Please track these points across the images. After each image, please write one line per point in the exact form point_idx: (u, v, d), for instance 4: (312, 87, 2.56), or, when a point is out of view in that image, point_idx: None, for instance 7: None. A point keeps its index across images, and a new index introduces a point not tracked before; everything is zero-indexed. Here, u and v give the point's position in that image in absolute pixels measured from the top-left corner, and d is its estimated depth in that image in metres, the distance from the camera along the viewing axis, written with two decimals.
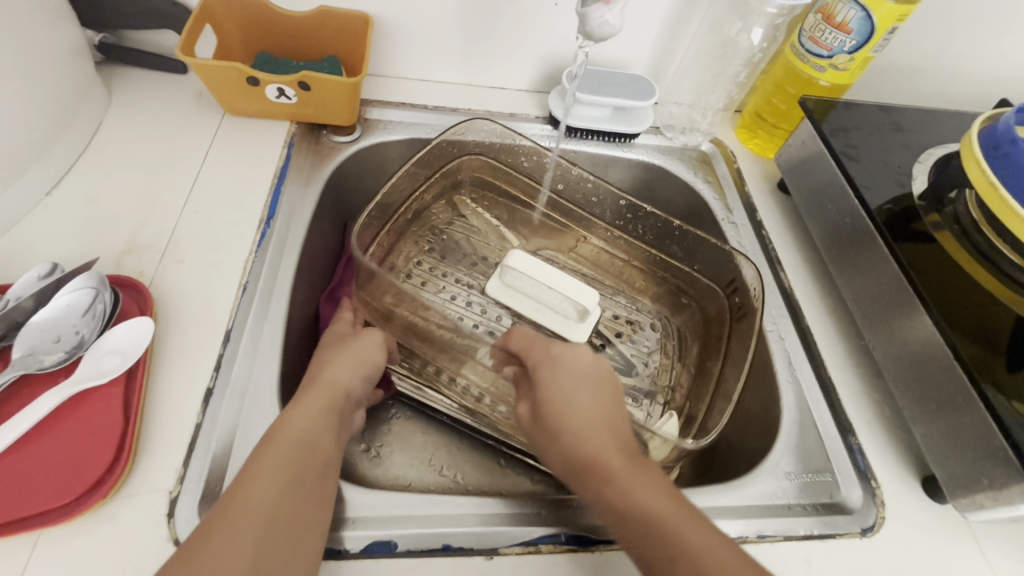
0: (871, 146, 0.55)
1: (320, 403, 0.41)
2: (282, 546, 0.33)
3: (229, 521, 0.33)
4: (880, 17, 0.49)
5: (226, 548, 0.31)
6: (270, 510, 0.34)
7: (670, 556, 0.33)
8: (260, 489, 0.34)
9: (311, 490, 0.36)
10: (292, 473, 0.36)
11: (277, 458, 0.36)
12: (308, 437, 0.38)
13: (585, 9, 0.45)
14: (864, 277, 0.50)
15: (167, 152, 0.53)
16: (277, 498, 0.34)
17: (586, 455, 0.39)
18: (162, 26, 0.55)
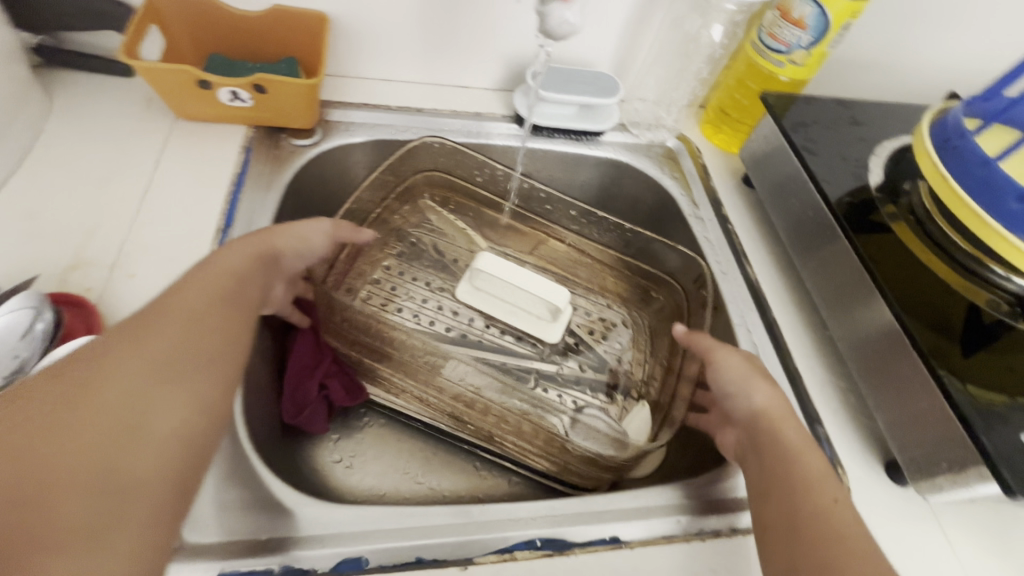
0: (830, 140, 0.57)
1: (251, 255, 0.40)
2: (199, 363, 0.33)
3: (155, 318, 0.33)
4: (834, 13, 0.50)
5: (147, 346, 0.32)
6: (194, 323, 0.34)
7: (828, 501, 0.35)
8: (189, 296, 0.35)
9: (239, 319, 0.37)
10: (222, 294, 0.36)
11: (211, 278, 0.37)
12: (242, 268, 0.39)
13: (544, 8, 0.44)
14: (826, 269, 0.51)
15: (114, 159, 0.50)
16: (204, 308, 0.35)
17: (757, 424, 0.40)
18: (104, 27, 0.52)
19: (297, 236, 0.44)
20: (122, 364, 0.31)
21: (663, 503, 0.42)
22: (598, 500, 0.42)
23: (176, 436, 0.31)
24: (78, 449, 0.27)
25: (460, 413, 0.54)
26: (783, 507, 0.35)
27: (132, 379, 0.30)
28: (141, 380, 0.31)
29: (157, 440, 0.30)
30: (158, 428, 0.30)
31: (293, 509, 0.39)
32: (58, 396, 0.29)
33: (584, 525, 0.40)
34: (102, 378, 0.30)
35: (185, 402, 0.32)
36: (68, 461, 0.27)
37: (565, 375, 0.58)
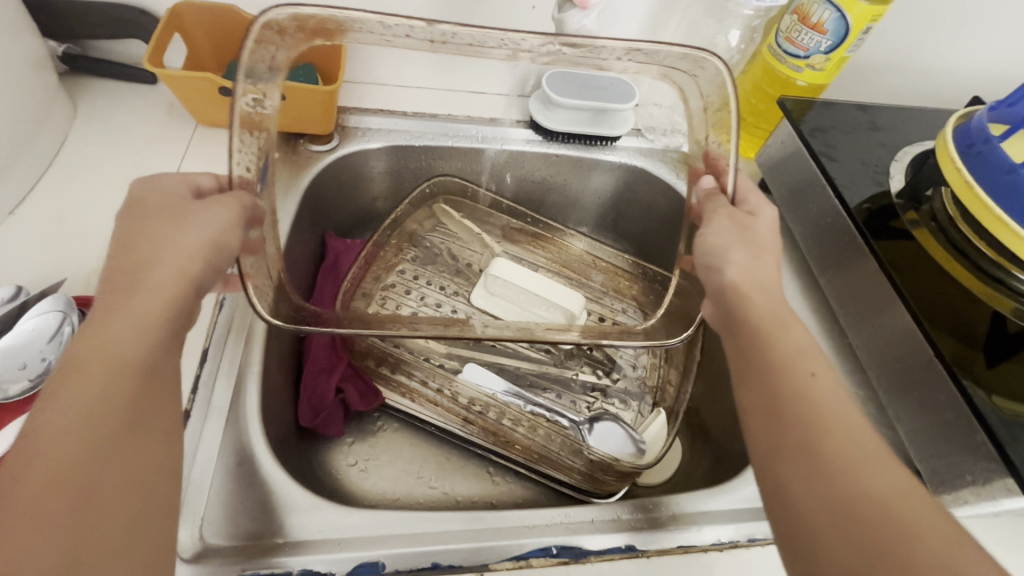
0: (849, 146, 0.56)
1: (161, 302, 0.32)
2: (121, 514, 0.27)
3: (37, 475, 0.26)
4: (854, 17, 0.49)
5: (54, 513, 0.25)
6: (98, 470, 0.27)
7: (810, 373, 0.33)
8: (75, 431, 0.27)
9: (161, 408, 0.31)
10: (128, 408, 0.29)
11: (102, 390, 0.29)
12: (147, 358, 0.31)
13: (562, 15, 0.45)
14: (844, 275, 0.51)
15: (137, 165, 0.51)
16: (109, 433, 0.28)
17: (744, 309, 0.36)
18: (129, 36, 0.53)
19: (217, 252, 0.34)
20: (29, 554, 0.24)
21: (678, 512, 0.42)
22: (613, 507, 0.42)
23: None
24: None
25: (475, 419, 0.54)
26: (763, 399, 0.33)
27: (49, 546, 0.24)
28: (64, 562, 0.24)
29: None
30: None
31: (310, 512, 0.40)
32: None
33: (598, 533, 0.40)
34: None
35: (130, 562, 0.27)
36: None
37: (578, 382, 0.58)
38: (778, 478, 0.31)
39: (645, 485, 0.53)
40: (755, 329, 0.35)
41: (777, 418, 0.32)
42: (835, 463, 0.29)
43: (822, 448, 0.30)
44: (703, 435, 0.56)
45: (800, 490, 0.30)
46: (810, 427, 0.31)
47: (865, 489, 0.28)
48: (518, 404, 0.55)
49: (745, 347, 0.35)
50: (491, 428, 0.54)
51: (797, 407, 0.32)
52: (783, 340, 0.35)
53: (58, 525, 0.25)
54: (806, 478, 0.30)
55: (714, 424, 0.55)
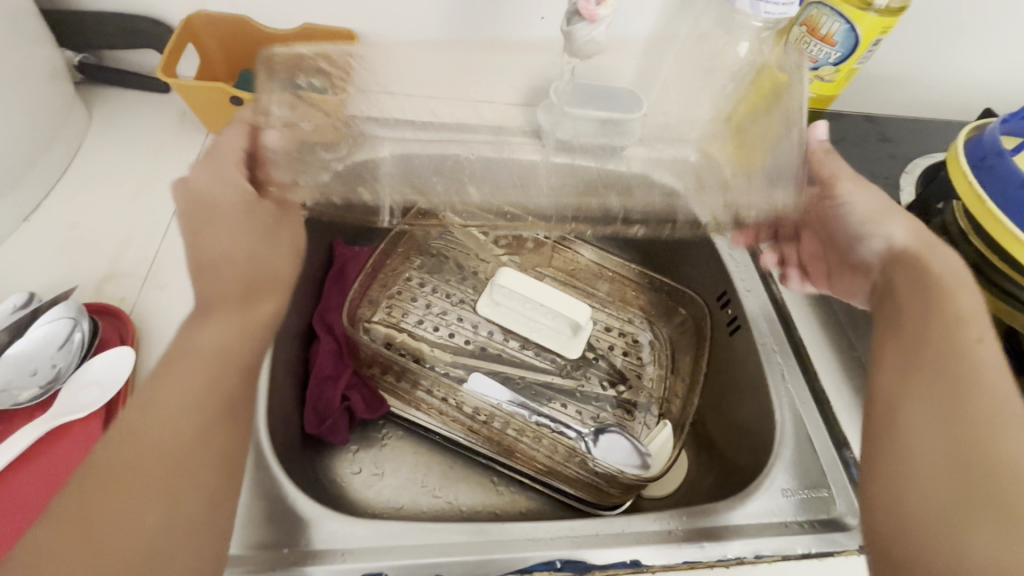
0: (858, 158, 0.56)
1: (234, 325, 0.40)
2: (203, 481, 0.34)
3: (156, 433, 0.34)
4: (863, 29, 0.50)
5: (123, 523, 0.30)
6: (190, 444, 0.34)
7: (975, 338, 0.36)
8: (168, 421, 0.34)
9: (229, 415, 0.37)
10: (211, 399, 0.36)
11: (188, 393, 0.36)
12: (225, 360, 0.38)
13: (570, 27, 0.44)
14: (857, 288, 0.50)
15: (149, 173, 0.52)
16: (187, 429, 0.34)
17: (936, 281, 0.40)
18: (143, 45, 0.54)
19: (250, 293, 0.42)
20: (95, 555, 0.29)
21: (685, 527, 0.41)
22: (616, 521, 0.42)
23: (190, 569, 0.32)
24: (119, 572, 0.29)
25: (480, 428, 0.54)
26: (913, 346, 0.37)
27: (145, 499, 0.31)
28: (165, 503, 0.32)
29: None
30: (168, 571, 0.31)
31: (314, 522, 0.40)
32: (90, 521, 0.30)
33: (603, 547, 0.40)
34: (109, 517, 0.30)
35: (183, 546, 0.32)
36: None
37: (584, 393, 0.58)
38: (903, 419, 0.34)
39: (651, 497, 0.53)
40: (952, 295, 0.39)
41: (934, 360, 0.35)
42: (961, 403, 0.33)
43: (964, 408, 0.33)
44: (710, 448, 0.55)
45: (915, 414, 0.34)
46: (949, 374, 0.34)
47: (990, 439, 0.31)
48: (523, 415, 0.55)
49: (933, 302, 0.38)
50: (495, 437, 0.54)
51: (948, 366, 0.35)
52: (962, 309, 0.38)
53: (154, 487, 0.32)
54: (932, 409, 0.33)
55: (721, 436, 0.54)
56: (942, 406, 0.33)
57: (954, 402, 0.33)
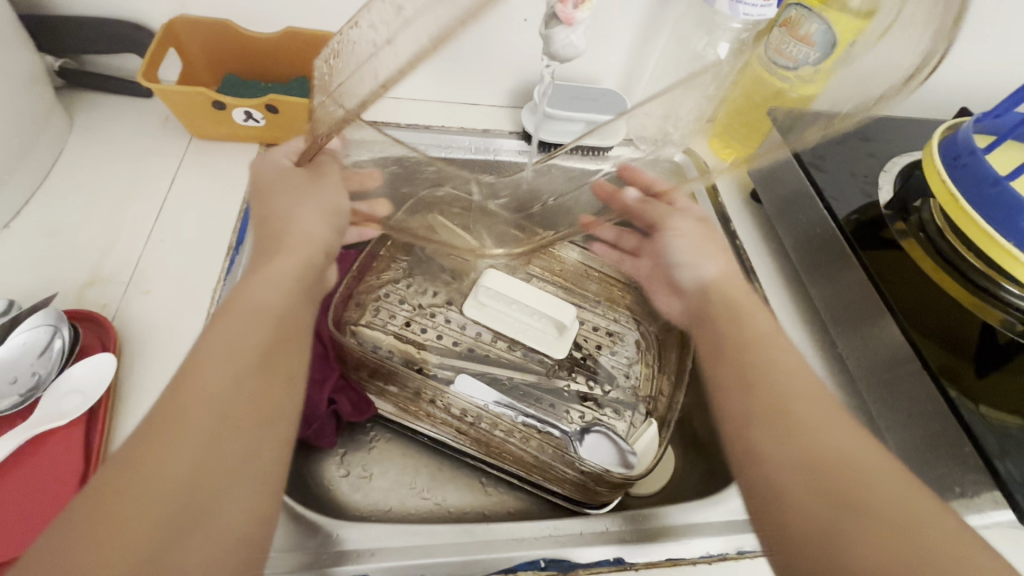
0: (839, 157, 0.56)
1: (294, 272, 0.39)
2: (241, 438, 0.32)
3: (204, 385, 0.32)
4: (839, 30, 0.50)
5: (163, 475, 0.28)
6: (234, 395, 0.32)
7: (756, 351, 0.40)
8: (213, 375, 0.33)
9: (278, 373, 0.35)
10: (256, 355, 0.35)
11: (234, 343, 0.34)
12: (273, 315, 0.37)
13: (549, 31, 0.44)
14: (837, 284, 0.51)
15: (132, 178, 0.52)
16: (230, 383, 0.33)
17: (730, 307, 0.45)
18: (124, 50, 0.54)
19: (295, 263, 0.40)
20: (125, 529, 0.26)
21: (668, 524, 0.42)
22: (601, 519, 0.42)
23: (232, 532, 0.30)
24: (151, 527, 0.27)
25: (468, 430, 0.54)
26: (739, 367, 0.39)
27: (186, 452, 0.29)
28: (201, 462, 0.30)
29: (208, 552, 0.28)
30: (205, 536, 0.28)
31: (300, 526, 0.40)
32: (130, 471, 0.28)
33: (586, 545, 0.40)
34: (151, 469, 0.28)
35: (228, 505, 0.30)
36: (149, 529, 0.27)
37: (571, 392, 0.59)
38: (751, 432, 0.35)
39: (638, 495, 0.53)
40: (744, 340, 0.41)
41: (783, 407, 0.35)
42: (807, 440, 0.33)
43: (789, 409, 0.35)
44: (696, 445, 0.56)
45: (781, 456, 0.32)
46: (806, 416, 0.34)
47: (831, 445, 0.32)
48: (509, 415, 0.55)
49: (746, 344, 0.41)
50: (483, 439, 0.54)
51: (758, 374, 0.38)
52: (773, 346, 0.41)
53: (195, 440, 0.30)
54: (774, 432, 0.34)
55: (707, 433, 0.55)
56: (798, 452, 0.32)
57: (806, 447, 0.32)
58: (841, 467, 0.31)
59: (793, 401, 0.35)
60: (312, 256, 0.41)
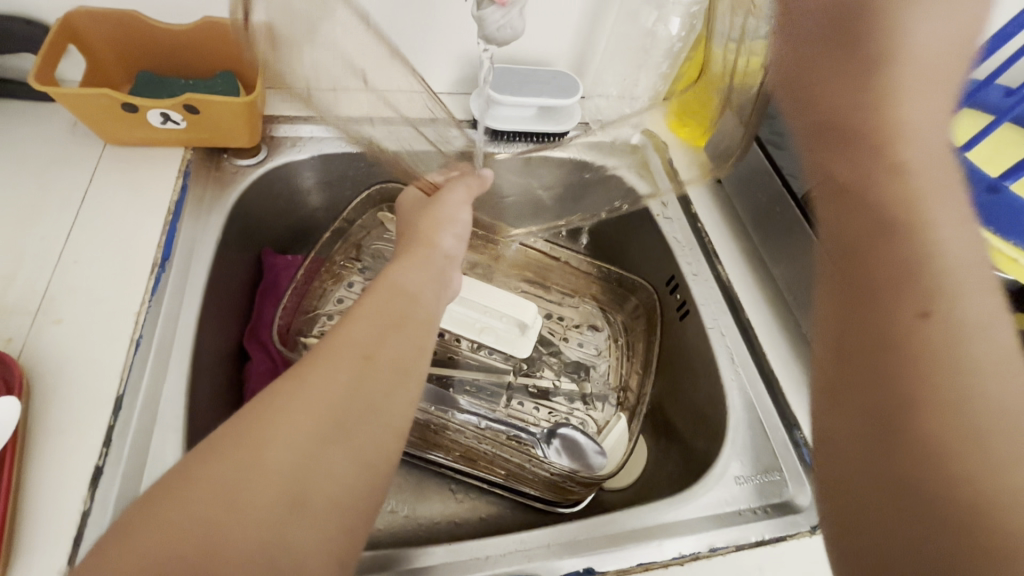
0: None
1: (414, 258, 0.42)
2: (372, 399, 0.31)
3: (348, 343, 0.33)
4: None
5: (296, 424, 0.29)
6: (377, 353, 0.33)
7: (925, 307, 0.22)
8: (355, 329, 0.34)
9: (411, 342, 0.35)
10: (393, 324, 0.35)
11: (384, 313, 0.36)
12: (407, 290, 0.38)
13: (480, 13, 0.40)
14: (796, 263, 0.50)
15: (38, 192, 0.47)
16: (380, 344, 0.34)
17: (884, 228, 0.24)
18: (16, 49, 0.48)
19: (422, 272, 0.41)
20: (248, 481, 0.26)
21: (640, 526, 0.41)
22: (574, 529, 0.41)
23: (350, 484, 0.29)
24: (274, 482, 0.27)
25: (432, 438, 0.52)
26: (845, 325, 0.24)
27: (321, 404, 0.30)
28: (328, 421, 0.29)
29: (335, 494, 0.28)
30: (332, 476, 0.28)
31: None
32: (270, 412, 0.29)
33: (556, 558, 0.39)
34: (282, 419, 0.29)
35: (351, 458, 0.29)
36: (278, 485, 0.27)
37: (538, 389, 0.57)
38: (830, 414, 0.24)
39: (611, 489, 0.52)
40: (898, 256, 0.23)
41: (914, 382, 0.22)
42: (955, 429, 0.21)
43: (914, 399, 0.21)
44: (667, 433, 0.55)
45: (858, 455, 0.23)
46: (943, 406, 0.21)
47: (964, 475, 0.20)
48: (474, 421, 0.53)
49: (873, 271, 0.23)
50: (451, 446, 0.52)
51: (885, 342, 0.23)
52: (947, 292, 0.22)
53: (330, 393, 0.30)
54: (861, 428, 0.23)
55: (678, 420, 0.54)
56: (882, 433, 0.22)
57: (918, 468, 0.21)
58: (953, 484, 0.20)
59: (945, 396, 0.21)
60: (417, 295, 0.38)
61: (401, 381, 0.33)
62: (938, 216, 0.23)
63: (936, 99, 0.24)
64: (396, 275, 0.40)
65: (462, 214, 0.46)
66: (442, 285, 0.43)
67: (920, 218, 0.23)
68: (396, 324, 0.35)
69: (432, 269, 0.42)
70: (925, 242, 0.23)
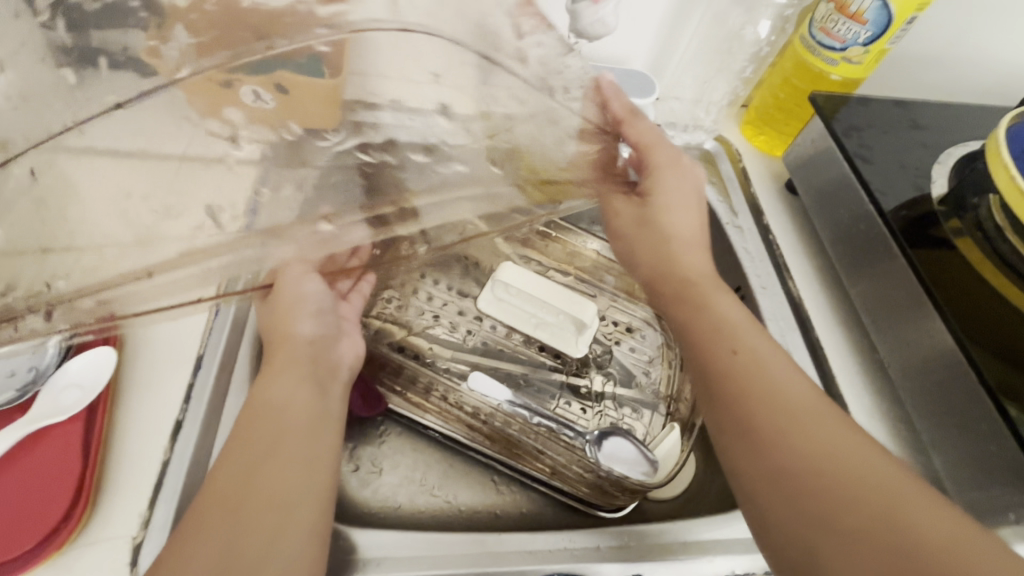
0: (887, 147, 0.52)
1: (284, 367, 0.42)
2: (260, 525, 0.34)
3: (215, 481, 0.35)
4: (898, 6, 0.46)
5: (191, 567, 0.31)
6: (263, 476, 0.36)
7: (747, 400, 0.39)
8: (227, 466, 0.36)
9: (291, 453, 0.37)
10: (270, 443, 0.37)
11: (264, 433, 0.38)
12: (280, 404, 0.40)
13: (575, 7, 0.44)
14: (880, 284, 0.47)
15: None
16: (268, 471, 0.36)
17: (723, 374, 0.41)
18: None
19: (294, 381, 0.42)
20: None
21: (688, 539, 0.42)
22: (620, 531, 0.42)
23: None
24: None
25: (479, 427, 0.53)
26: (751, 452, 0.38)
27: (214, 542, 0.32)
28: (220, 563, 0.32)
29: None
30: None
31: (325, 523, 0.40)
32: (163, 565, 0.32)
33: (604, 561, 0.40)
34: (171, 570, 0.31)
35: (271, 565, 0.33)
36: None
37: (589, 391, 0.56)
38: (768, 514, 0.36)
39: (657, 500, 0.51)
40: (759, 408, 0.39)
41: (792, 468, 0.36)
42: (863, 501, 0.33)
43: (793, 474, 0.36)
44: (718, 448, 0.54)
45: (792, 528, 0.35)
46: (807, 467, 0.36)
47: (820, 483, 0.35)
48: (524, 415, 0.52)
49: (733, 403, 0.39)
50: (497, 435, 0.52)
51: (773, 444, 0.37)
52: (778, 394, 0.39)
53: (219, 532, 0.33)
54: (804, 520, 0.34)
55: None
56: (809, 510, 0.34)
57: (838, 517, 0.33)
58: (859, 508, 0.33)
59: (793, 448, 0.37)
60: (319, 381, 0.44)
61: (279, 506, 0.35)
62: (733, 322, 0.44)
63: (687, 218, 0.52)
64: (272, 389, 0.41)
65: (308, 289, 0.46)
66: (330, 385, 0.44)
67: (728, 331, 0.43)
68: (269, 443, 0.37)
69: (301, 368, 0.43)
70: (733, 346, 0.42)
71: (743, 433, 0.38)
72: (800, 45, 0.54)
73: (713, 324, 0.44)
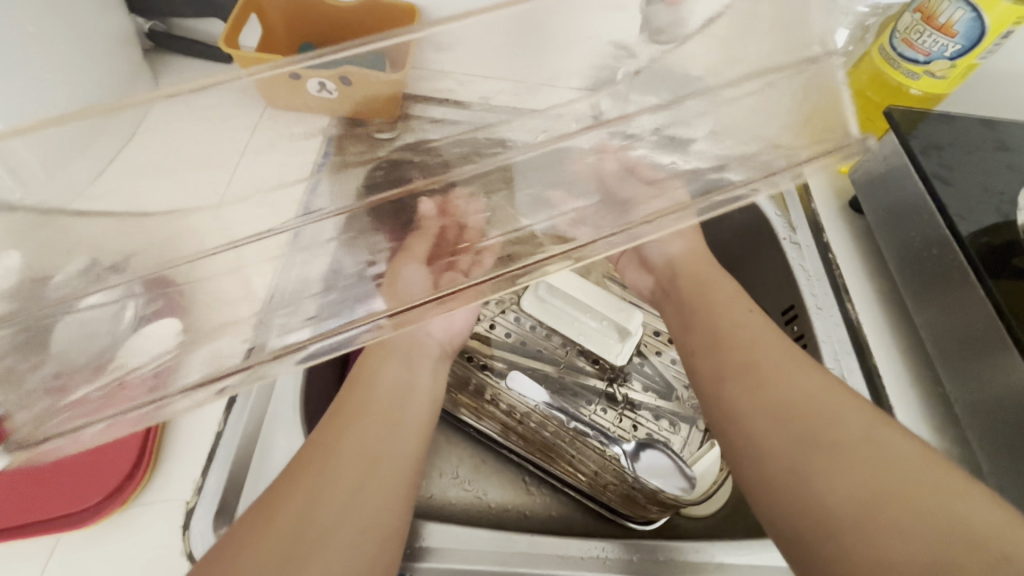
0: (969, 166, 0.49)
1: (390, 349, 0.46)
2: (342, 492, 0.35)
3: (317, 442, 0.38)
4: (992, 19, 0.43)
5: (290, 520, 0.33)
6: (360, 442, 0.38)
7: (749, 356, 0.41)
8: (329, 432, 0.38)
9: (383, 429, 0.39)
10: (371, 420, 0.40)
11: (368, 408, 0.41)
12: (384, 384, 0.43)
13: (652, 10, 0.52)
14: (948, 315, 0.45)
15: None
16: (358, 447, 0.38)
17: (728, 339, 0.43)
18: (210, 15, 0.54)
19: (402, 360, 0.45)
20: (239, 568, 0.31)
21: (725, 561, 0.40)
22: (652, 547, 0.41)
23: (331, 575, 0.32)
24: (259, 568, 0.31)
25: (516, 426, 0.52)
26: (751, 399, 0.39)
27: (307, 504, 0.34)
28: (305, 525, 0.33)
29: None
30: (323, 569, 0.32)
31: None
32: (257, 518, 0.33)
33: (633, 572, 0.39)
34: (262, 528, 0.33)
35: (342, 544, 0.33)
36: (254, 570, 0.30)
37: (628, 400, 0.53)
38: (771, 469, 0.36)
39: (689, 516, 0.51)
40: (773, 405, 0.38)
41: (787, 417, 0.37)
42: (902, 495, 0.31)
43: (799, 428, 0.36)
44: None
45: (829, 485, 0.33)
46: (805, 414, 0.37)
47: (821, 424, 0.36)
48: (560, 419, 0.50)
49: (728, 360, 0.42)
50: (534, 437, 0.52)
51: (766, 392, 0.39)
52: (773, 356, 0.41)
53: (314, 497, 0.34)
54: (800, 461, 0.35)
55: None
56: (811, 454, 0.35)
57: (848, 461, 0.34)
58: (856, 454, 0.34)
59: (787, 393, 0.38)
60: (421, 361, 0.46)
61: (366, 474, 0.36)
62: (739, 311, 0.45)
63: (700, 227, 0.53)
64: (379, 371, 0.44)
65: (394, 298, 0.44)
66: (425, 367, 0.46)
67: (729, 312, 0.45)
68: (372, 414, 0.40)
69: (400, 352, 0.45)
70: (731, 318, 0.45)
71: (741, 382, 0.40)
72: (880, 55, 0.51)
73: (738, 337, 0.43)
